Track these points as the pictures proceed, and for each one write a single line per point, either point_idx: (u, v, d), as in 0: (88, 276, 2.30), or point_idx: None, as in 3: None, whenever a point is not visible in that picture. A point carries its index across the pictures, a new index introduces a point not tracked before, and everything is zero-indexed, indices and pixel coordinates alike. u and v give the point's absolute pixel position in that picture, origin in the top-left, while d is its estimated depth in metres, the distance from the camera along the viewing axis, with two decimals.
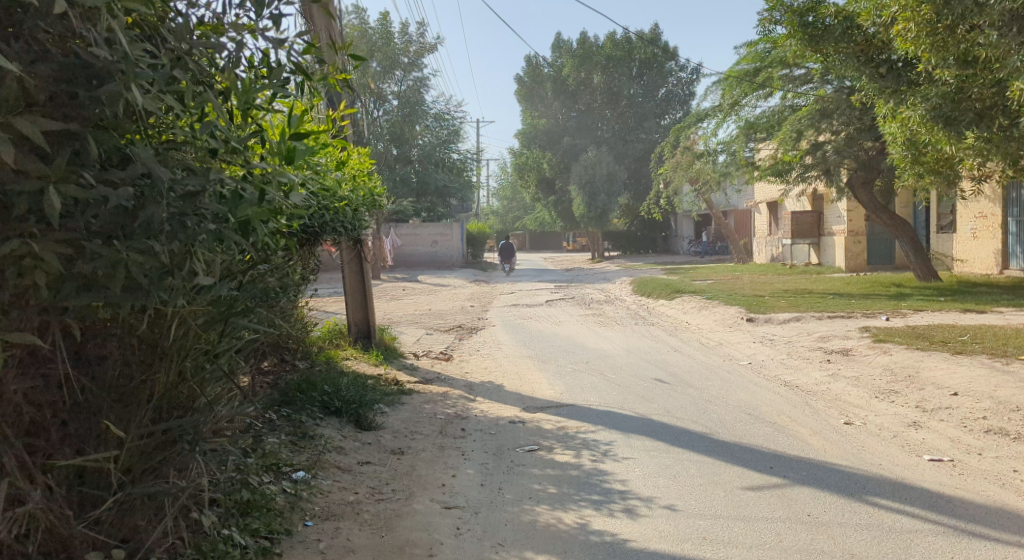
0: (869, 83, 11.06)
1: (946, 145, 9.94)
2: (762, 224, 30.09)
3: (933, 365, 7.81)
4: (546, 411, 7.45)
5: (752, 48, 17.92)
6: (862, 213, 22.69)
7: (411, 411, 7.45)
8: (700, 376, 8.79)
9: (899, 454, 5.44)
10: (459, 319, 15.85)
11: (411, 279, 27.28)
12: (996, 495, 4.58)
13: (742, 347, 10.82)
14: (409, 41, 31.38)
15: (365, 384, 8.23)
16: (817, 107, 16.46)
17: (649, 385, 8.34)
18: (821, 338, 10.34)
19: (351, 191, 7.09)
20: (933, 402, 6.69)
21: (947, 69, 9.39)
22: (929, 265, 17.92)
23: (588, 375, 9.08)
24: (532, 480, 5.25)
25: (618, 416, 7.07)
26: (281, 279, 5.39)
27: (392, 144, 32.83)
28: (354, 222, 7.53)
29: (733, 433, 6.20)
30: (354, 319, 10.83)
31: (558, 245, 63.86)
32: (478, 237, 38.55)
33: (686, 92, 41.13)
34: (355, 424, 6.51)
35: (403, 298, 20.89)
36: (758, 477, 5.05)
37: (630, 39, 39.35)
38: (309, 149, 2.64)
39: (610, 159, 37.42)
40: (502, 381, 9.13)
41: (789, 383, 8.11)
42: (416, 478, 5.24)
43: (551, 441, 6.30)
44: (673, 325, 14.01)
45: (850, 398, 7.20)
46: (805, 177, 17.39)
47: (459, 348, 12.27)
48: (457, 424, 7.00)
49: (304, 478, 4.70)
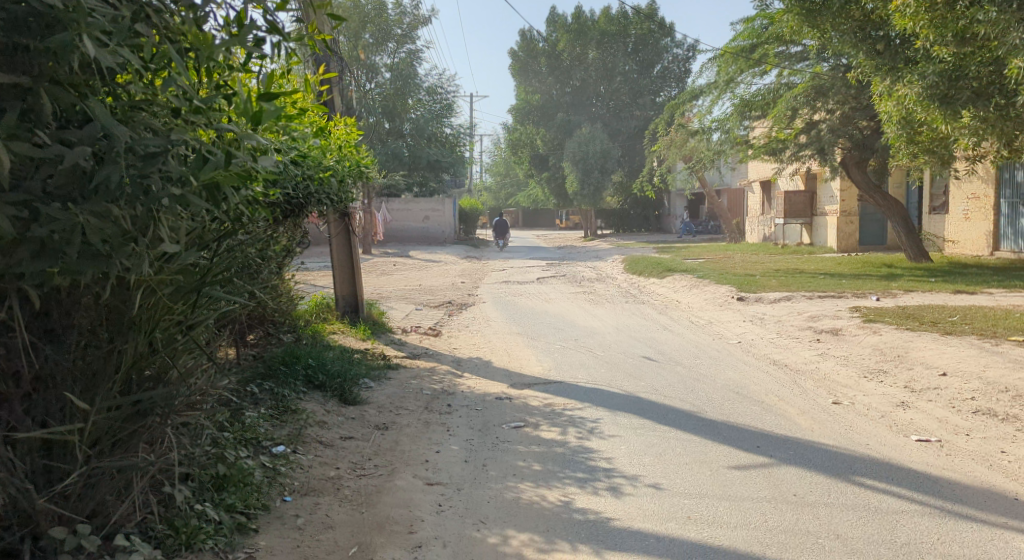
0: (866, 60, 10.91)
1: (942, 124, 9.84)
2: (755, 203, 30.01)
3: (922, 345, 7.76)
4: (533, 388, 7.40)
5: (748, 24, 17.73)
6: (855, 193, 22.61)
7: (397, 386, 7.38)
8: (689, 354, 8.74)
9: (887, 434, 5.39)
10: (450, 295, 15.77)
11: (402, 254, 27.16)
12: (984, 476, 4.54)
13: (732, 325, 10.78)
14: (403, 13, 31.14)
15: (351, 359, 8.15)
16: (813, 85, 16.26)
17: (637, 363, 8.28)
18: (811, 317, 10.30)
19: (333, 161, 6.99)
20: (922, 383, 6.64)
21: (945, 46, 9.27)
22: (920, 246, 17.91)
23: (577, 352, 9.02)
24: (518, 457, 5.19)
25: (606, 393, 7.01)
26: (259, 251, 5.28)
27: (384, 118, 32.56)
28: (340, 193, 7.44)
29: (721, 411, 6.16)
30: (342, 293, 10.76)
31: (551, 222, 63.70)
32: (470, 213, 38.39)
33: (682, 69, 40.21)
34: (339, 399, 6.44)
35: (394, 273, 20.78)
36: (744, 456, 5.01)
37: (626, 14, 38.96)
38: (278, 111, 2.51)
39: (604, 136, 37.21)
40: (491, 357, 9.07)
41: (778, 362, 8.07)
42: (399, 454, 5.18)
43: (538, 418, 6.24)
44: (664, 303, 13.96)
45: (839, 377, 7.15)
46: (799, 156, 17.31)
47: (448, 323, 12.20)
48: (443, 400, 6.93)
49: (284, 452, 4.63)
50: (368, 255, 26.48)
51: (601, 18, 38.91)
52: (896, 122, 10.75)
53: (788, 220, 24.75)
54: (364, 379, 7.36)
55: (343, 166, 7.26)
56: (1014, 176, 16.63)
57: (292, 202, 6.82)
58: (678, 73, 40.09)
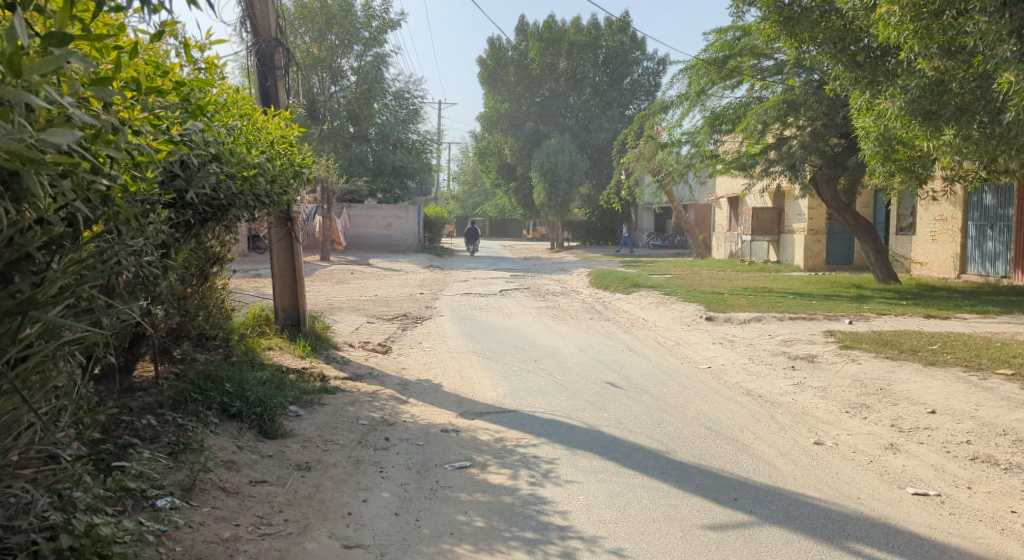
0: (845, 73, 10.17)
1: (923, 141, 9.17)
2: (723, 218, 29.63)
3: (906, 377, 7.14)
4: (484, 418, 6.65)
5: (720, 35, 17.36)
6: (824, 211, 22.25)
7: (331, 414, 6.57)
8: (655, 381, 8.05)
9: (880, 485, 4.74)
10: (406, 307, 14.94)
11: (363, 262, 26.19)
12: (996, 543, 3.89)
13: (700, 348, 10.13)
14: (371, 16, 31.35)
15: (283, 381, 7.32)
16: (784, 99, 15.88)
17: (599, 390, 7.57)
18: (784, 341, 9.70)
19: (254, 157, 6.24)
20: (910, 421, 6.00)
21: (929, 58, 8.64)
22: (889, 267, 17.58)
23: (535, 376, 8.29)
24: (458, 509, 4.43)
25: (563, 427, 6.29)
26: (148, 256, 4.63)
27: (349, 122, 31.71)
28: (274, 194, 6.67)
29: (692, 452, 5.47)
30: (282, 305, 9.93)
31: (517, 233, 62.88)
32: (435, 222, 37.50)
33: (651, 83, 40.21)
34: (257, 432, 5.65)
35: (350, 282, 19.86)
36: (720, 512, 4.32)
37: (597, 25, 38.73)
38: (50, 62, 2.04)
39: (572, 148, 36.64)
40: (441, 379, 8.29)
41: (752, 393, 7.40)
42: (317, 505, 4.44)
43: (486, 457, 5.50)
44: (629, 321, 13.32)
45: (818, 412, 6.50)
46: (768, 172, 16.86)
47: (400, 339, 11.39)
48: (380, 432, 6.15)
49: (169, 506, 3.95)
50: (327, 262, 25.45)
51: (572, 28, 38.63)
52: (873, 137, 10.11)
53: (755, 237, 24.35)
54: (292, 406, 6.55)
55: (267, 165, 6.50)
56: (982, 199, 16.32)
57: (216, 207, 6.02)
58: (647, 86, 40.00)
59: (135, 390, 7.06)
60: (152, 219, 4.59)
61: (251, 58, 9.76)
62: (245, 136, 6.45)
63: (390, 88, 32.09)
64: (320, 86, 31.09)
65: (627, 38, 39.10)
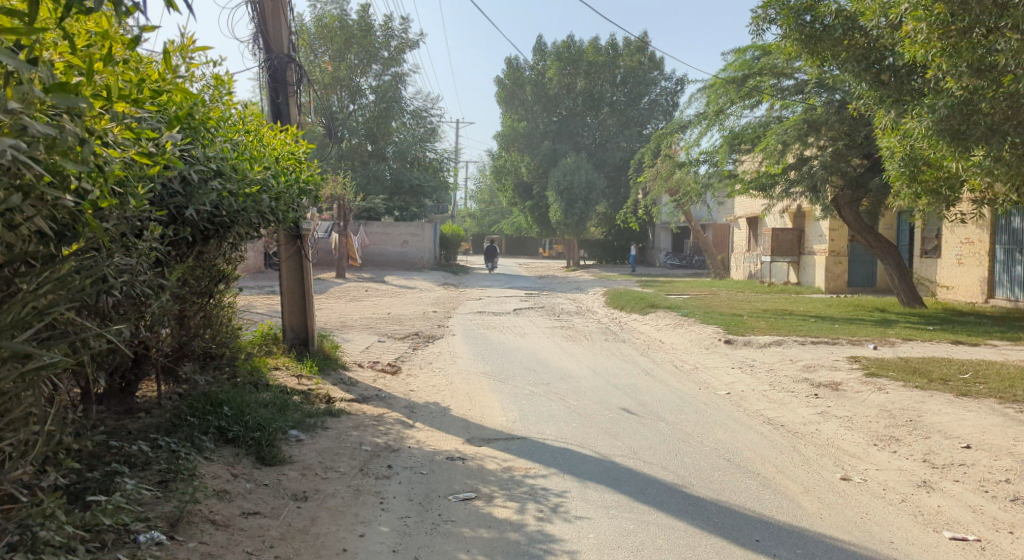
0: (869, 91, 9.69)
1: (952, 162, 8.84)
2: (742, 239, 29.25)
3: (937, 408, 6.80)
4: (493, 446, 6.39)
5: (739, 54, 17.16)
6: (845, 233, 21.86)
7: (333, 439, 6.31)
8: (672, 407, 7.75)
9: (913, 527, 4.42)
10: (418, 326, 14.71)
11: (378, 280, 26.04)
12: None
13: (718, 373, 9.79)
14: (390, 36, 31.47)
15: (285, 403, 7.08)
16: (805, 119, 15.58)
17: (613, 416, 7.27)
18: (806, 367, 9.37)
19: (257, 173, 6.06)
20: (943, 456, 5.66)
21: (957, 77, 8.21)
22: (913, 289, 17.17)
23: (547, 400, 8.01)
24: (460, 547, 4.16)
25: (575, 456, 6.01)
26: (140, 276, 4.45)
27: (367, 140, 31.74)
28: (279, 211, 6.49)
29: (711, 486, 5.17)
30: (290, 323, 9.73)
31: (534, 252, 62.59)
32: (451, 240, 37.36)
33: (669, 102, 40.02)
34: (255, 458, 5.44)
35: (364, 300, 19.67)
36: (741, 555, 4.02)
37: (615, 45, 38.70)
38: None
39: (589, 167, 36.42)
40: (450, 403, 8.03)
41: (773, 422, 7.09)
42: (311, 540, 4.19)
43: (493, 488, 5.23)
44: (646, 343, 13.01)
45: (844, 445, 6.16)
46: (789, 192, 16.54)
47: (410, 359, 11.15)
48: (383, 459, 5.90)
49: (152, 542, 3.79)
50: (342, 280, 25.32)
51: (590, 48, 38.60)
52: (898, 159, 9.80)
53: (775, 258, 23.96)
54: (293, 430, 6.31)
55: (271, 181, 6.32)
56: (1011, 222, 15.94)
57: (219, 225, 5.84)
58: (665, 106, 39.85)
59: (136, 410, 6.88)
60: (144, 236, 4.45)
61: (263, 74, 9.63)
62: (250, 152, 6.30)
63: (408, 107, 32.11)
64: (338, 105, 31.24)
65: (645, 58, 39.03)
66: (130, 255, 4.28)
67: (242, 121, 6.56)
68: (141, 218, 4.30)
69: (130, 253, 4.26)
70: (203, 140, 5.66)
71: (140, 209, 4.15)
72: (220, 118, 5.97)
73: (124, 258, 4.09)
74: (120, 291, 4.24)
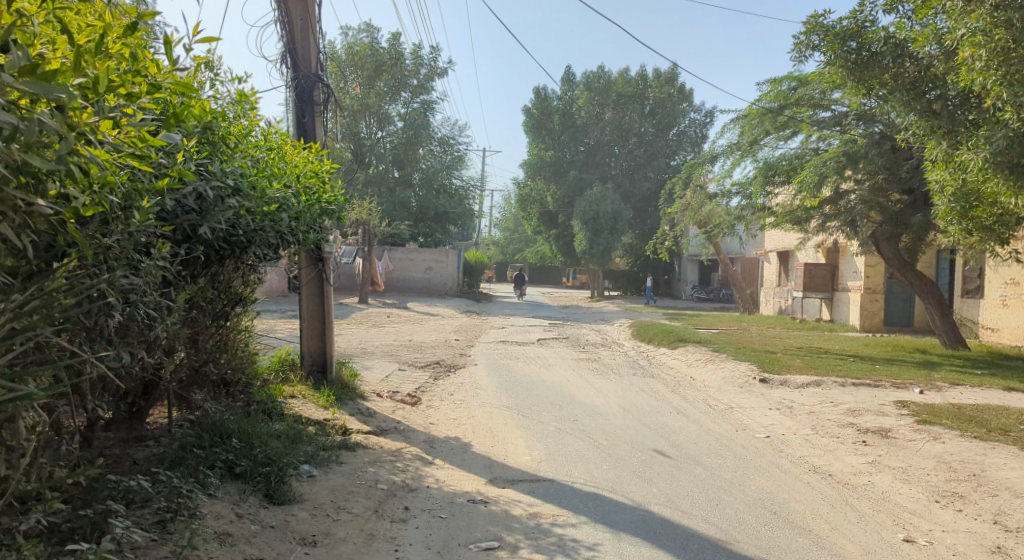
0: (919, 122, 9.12)
1: (1009, 198, 8.24)
2: (772, 274, 28.65)
3: (1001, 462, 6.25)
4: (517, 488, 5.94)
5: (775, 84, 16.75)
6: (880, 270, 21.26)
7: (347, 476, 5.90)
8: (709, 450, 7.25)
9: None
10: (439, 354, 14.30)
11: (401, 306, 25.71)
12: None
13: (754, 414, 9.27)
14: (420, 64, 31.44)
15: (298, 435, 6.69)
16: (844, 150, 15.07)
17: (646, 459, 6.79)
18: (851, 411, 8.82)
19: (276, 191, 5.74)
20: (1014, 518, 5.14)
21: (1018, 107, 7.65)
22: (956, 330, 16.53)
23: (575, 438, 7.55)
24: None
25: (607, 503, 5.54)
26: (147, 297, 4.11)
27: (393, 166, 31.65)
28: (299, 231, 6.16)
29: (758, 544, 4.70)
30: (308, 349, 9.37)
31: (558, 281, 62.13)
32: (476, 267, 37.02)
33: (698, 134, 39.73)
34: (263, 496, 5.05)
35: (385, 326, 19.31)
36: None
37: (645, 77, 38.59)
38: None
39: (615, 197, 36.05)
40: (472, 438, 7.59)
41: (819, 470, 6.57)
42: None
43: (518, 537, 4.79)
44: (676, 378, 12.51)
45: (902, 500, 5.65)
46: (825, 227, 16.02)
47: (431, 389, 10.74)
48: (400, 500, 5.48)
49: None
50: (364, 305, 25.03)
51: (620, 78, 38.51)
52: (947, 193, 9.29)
53: (807, 294, 23.33)
54: (304, 464, 5.92)
55: (291, 200, 6.00)
56: None
57: (235, 244, 5.50)
58: (693, 137, 39.55)
59: (145, 438, 6.54)
60: (152, 254, 4.12)
61: (288, 92, 9.37)
62: (269, 169, 5.99)
63: (436, 134, 32.06)
64: (367, 130, 31.29)
65: (674, 90, 38.91)
66: (135, 275, 3.97)
67: (264, 138, 6.27)
68: (148, 235, 3.98)
69: (136, 274, 3.93)
70: (220, 155, 5.34)
71: (146, 224, 3.86)
72: (240, 133, 5.67)
73: (126, 278, 3.77)
74: (122, 313, 3.90)
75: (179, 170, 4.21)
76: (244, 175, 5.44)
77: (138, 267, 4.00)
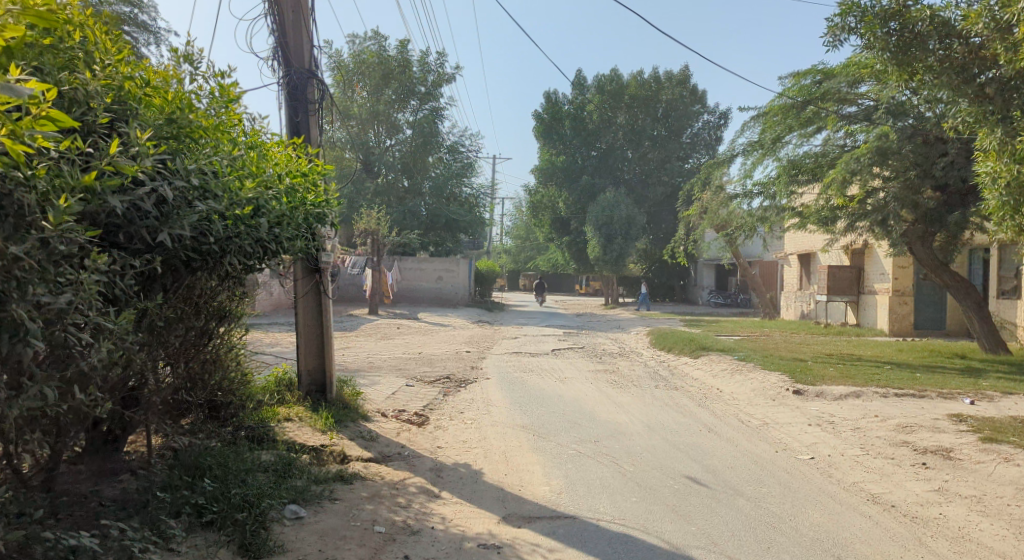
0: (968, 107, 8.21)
1: None
2: (793, 276, 27.81)
3: None
4: (538, 526, 5.20)
5: (799, 79, 15.88)
6: (909, 271, 20.37)
7: (340, 516, 5.16)
8: (749, 476, 6.45)
9: None
10: (449, 368, 13.52)
11: (412, 316, 24.99)
12: None
13: (793, 431, 8.43)
14: (428, 71, 30.83)
15: (288, 467, 5.96)
16: (876, 145, 14.03)
17: (679, 488, 6.00)
18: (903, 426, 8.04)
19: (251, 193, 5.02)
20: None
21: None
22: (996, 335, 15.79)
23: (598, 464, 6.78)
24: None
25: (643, 547, 4.79)
26: (83, 317, 3.43)
27: (402, 175, 31.01)
28: (283, 239, 5.43)
29: None
30: (307, 367, 8.64)
31: (570, 288, 61.23)
32: (489, 275, 36.28)
33: (712, 136, 39.09)
34: (235, 549, 4.33)
35: (394, 338, 18.55)
36: None
37: (657, 79, 37.74)
38: None
39: (629, 202, 35.18)
40: (485, 465, 6.85)
41: (878, 500, 5.79)
42: None
43: None
44: (702, 391, 11.70)
45: (986, 539, 4.93)
46: (852, 227, 15.19)
47: (441, 406, 10.00)
48: (403, 546, 4.76)
49: None
50: (374, 316, 24.32)
51: (633, 81, 37.69)
52: (992, 190, 8.27)
53: (832, 297, 22.45)
54: (290, 503, 5.16)
55: (271, 203, 5.30)
56: None
57: (207, 254, 4.78)
58: (707, 139, 38.97)
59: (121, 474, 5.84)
60: (87, 266, 3.44)
61: (279, 91, 8.64)
62: (247, 169, 5.29)
63: (445, 142, 31.43)
64: (376, 140, 30.93)
65: (687, 91, 38.15)
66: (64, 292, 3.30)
67: (242, 136, 5.56)
68: (75, 243, 3.31)
69: (67, 290, 3.29)
70: (187, 154, 4.65)
71: (68, 230, 3.20)
72: (210, 127, 4.98)
73: (41, 295, 3.08)
74: (44, 337, 3.21)
75: (112, 162, 3.53)
76: (211, 173, 4.74)
77: (68, 282, 3.32)
